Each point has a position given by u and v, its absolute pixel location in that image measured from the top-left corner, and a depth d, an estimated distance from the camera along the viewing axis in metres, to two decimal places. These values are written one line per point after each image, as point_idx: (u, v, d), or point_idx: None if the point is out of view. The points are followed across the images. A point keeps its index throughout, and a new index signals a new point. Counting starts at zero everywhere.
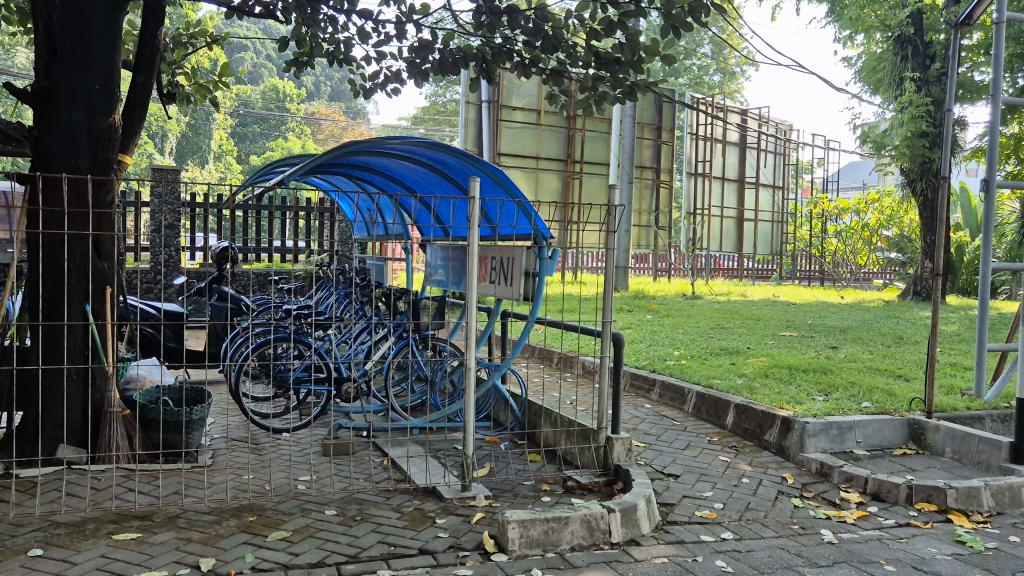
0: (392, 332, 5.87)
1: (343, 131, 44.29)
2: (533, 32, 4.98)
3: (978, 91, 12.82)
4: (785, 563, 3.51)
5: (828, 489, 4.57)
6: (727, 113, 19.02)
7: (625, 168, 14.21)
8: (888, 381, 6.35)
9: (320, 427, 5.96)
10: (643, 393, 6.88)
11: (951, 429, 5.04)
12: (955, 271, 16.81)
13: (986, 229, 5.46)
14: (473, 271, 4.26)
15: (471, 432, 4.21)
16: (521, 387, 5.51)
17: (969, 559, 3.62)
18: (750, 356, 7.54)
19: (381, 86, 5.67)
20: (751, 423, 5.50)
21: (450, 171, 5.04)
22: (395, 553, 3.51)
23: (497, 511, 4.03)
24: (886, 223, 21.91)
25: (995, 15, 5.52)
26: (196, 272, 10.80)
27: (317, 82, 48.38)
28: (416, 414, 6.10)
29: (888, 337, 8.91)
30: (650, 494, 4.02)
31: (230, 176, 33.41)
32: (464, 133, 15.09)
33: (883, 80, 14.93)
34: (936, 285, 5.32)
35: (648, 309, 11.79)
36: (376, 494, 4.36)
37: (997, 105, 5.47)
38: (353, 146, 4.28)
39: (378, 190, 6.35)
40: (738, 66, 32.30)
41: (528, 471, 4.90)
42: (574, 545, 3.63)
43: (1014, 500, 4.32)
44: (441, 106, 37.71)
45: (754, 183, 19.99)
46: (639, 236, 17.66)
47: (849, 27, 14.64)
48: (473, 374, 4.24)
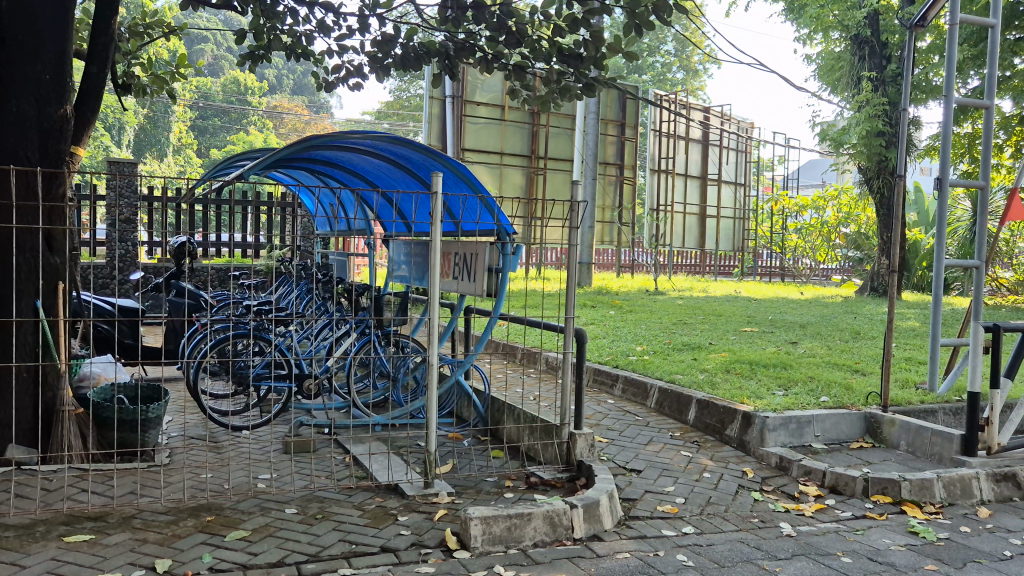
0: (354, 329, 5.81)
1: (307, 125, 43.85)
2: (496, 27, 4.97)
3: (933, 92, 13.10)
4: (744, 557, 3.56)
5: (787, 483, 4.63)
6: (691, 110, 19.19)
7: (590, 163, 14.31)
8: (846, 376, 6.46)
9: (281, 424, 5.89)
10: (607, 388, 6.91)
11: (905, 422, 5.14)
12: (910, 268, 17.22)
13: (939, 227, 5.55)
14: (436, 266, 4.23)
15: (433, 429, 4.18)
16: (484, 383, 5.52)
17: (922, 549, 3.70)
18: (712, 351, 7.61)
19: (342, 80, 5.57)
20: (712, 418, 5.55)
21: (413, 166, 5.00)
22: (357, 552, 3.48)
23: (460, 508, 4.02)
24: (844, 220, 21.42)
25: (949, 16, 5.60)
26: (154, 268, 10.59)
27: (280, 75, 47.82)
28: (379, 411, 6.06)
29: (845, 332, 9.07)
30: (612, 489, 4.04)
31: (190, 169, 32.91)
32: (428, 127, 15.03)
33: (841, 79, 15.17)
34: (892, 281, 5.38)
35: (612, 304, 11.87)
36: (337, 491, 4.33)
37: (951, 106, 5.56)
38: (314, 140, 4.23)
39: (340, 185, 6.27)
40: (701, 64, 32.64)
41: (491, 467, 4.90)
42: (537, 541, 3.63)
43: (966, 491, 4.41)
44: (406, 101, 37.72)
45: (716, 180, 20.18)
46: (603, 232, 17.77)
47: (810, 26, 14.84)
48: (436, 370, 4.20)
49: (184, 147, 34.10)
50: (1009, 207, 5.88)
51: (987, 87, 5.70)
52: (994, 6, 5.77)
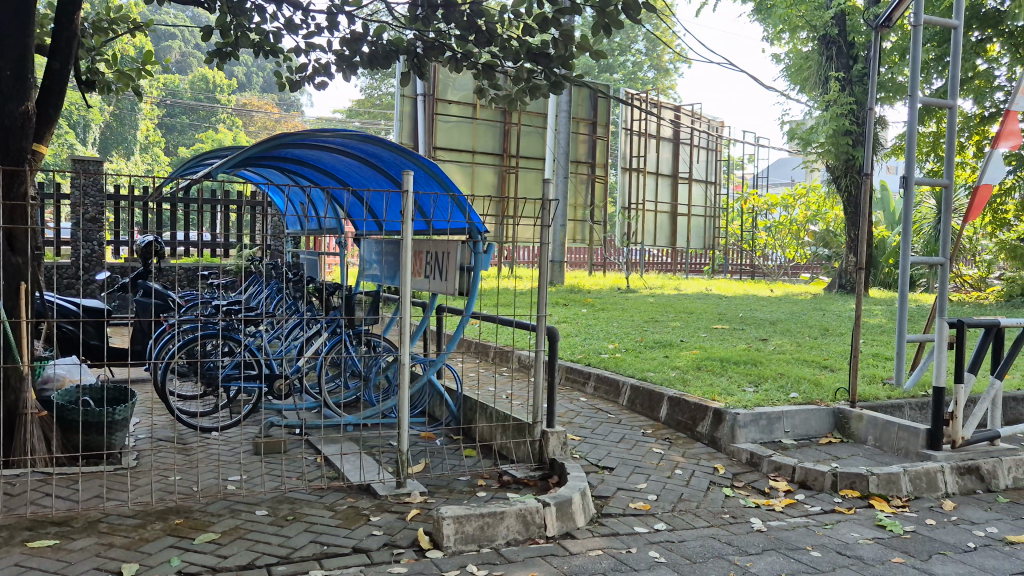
0: (325, 329, 5.77)
1: (277, 123, 43.46)
2: (466, 26, 4.96)
3: (898, 92, 13.31)
4: (716, 552, 3.58)
5: (758, 479, 4.68)
6: (661, 109, 19.30)
7: (561, 162, 14.36)
8: (815, 372, 6.53)
9: (251, 425, 5.83)
10: (579, 385, 6.92)
11: (873, 418, 5.21)
12: (877, 265, 17.49)
13: (905, 225, 5.63)
14: (408, 264, 4.20)
15: (405, 428, 4.16)
16: (457, 381, 5.51)
17: (890, 542, 3.75)
18: (683, 349, 7.66)
19: (309, 79, 5.49)
20: (684, 415, 5.59)
21: (383, 164, 4.97)
22: (329, 553, 3.46)
23: (433, 507, 4.01)
24: (812, 218, 21.70)
25: (914, 17, 5.68)
26: (120, 268, 10.43)
27: (248, 73, 47.33)
28: (351, 411, 6.03)
29: (815, 329, 9.18)
30: (585, 487, 4.05)
31: (158, 168, 32.50)
32: (399, 126, 14.98)
33: (809, 79, 15.35)
34: (859, 278, 5.43)
35: (584, 302, 11.91)
36: (309, 492, 4.29)
37: (916, 106, 5.62)
38: (284, 138, 4.19)
39: (310, 183, 6.22)
40: (671, 63, 32.91)
41: (464, 466, 4.89)
42: (510, 540, 3.62)
43: (931, 484, 4.48)
44: (377, 99, 37.66)
45: (687, 178, 20.30)
46: (575, 230, 17.82)
47: (779, 27, 15.02)
48: (408, 369, 4.18)
49: (152, 145, 33.63)
50: (972, 204, 5.98)
51: (950, 87, 5.79)
52: (957, 8, 5.85)
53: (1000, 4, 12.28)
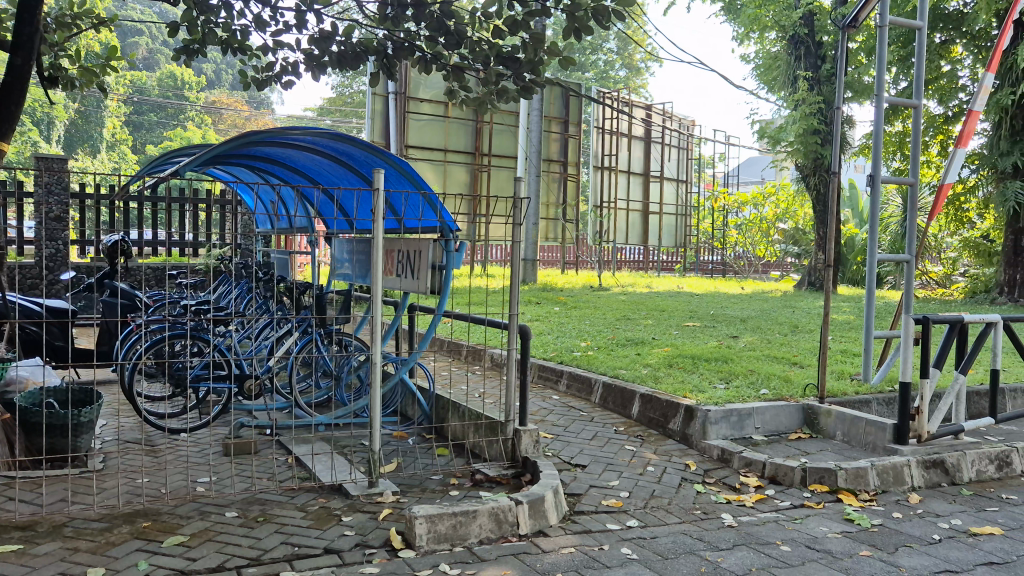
0: (296, 328, 5.73)
1: (247, 121, 43.05)
2: (436, 26, 4.94)
3: (865, 91, 13.49)
4: (687, 548, 3.61)
5: (729, 474, 4.72)
6: (632, 108, 19.40)
7: (533, 161, 14.38)
8: (785, 369, 6.60)
9: (220, 426, 5.76)
10: (551, 383, 6.93)
11: (841, 413, 5.28)
12: (845, 263, 17.74)
13: (872, 223, 5.69)
14: (380, 263, 4.18)
15: (376, 428, 4.14)
16: (429, 380, 5.50)
17: (857, 536, 3.80)
18: (655, 346, 7.70)
19: (276, 78, 5.43)
20: (655, 412, 5.62)
21: (354, 162, 4.94)
22: (300, 554, 3.43)
23: (405, 507, 3.99)
24: (782, 216, 22.02)
25: (878, 18, 5.74)
26: (86, 268, 10.26)
27: (218, 70, 46.84)
28: (322, 411, 5.99)
29: (784, 325, 9.28)
30: (557, 485, 4.06)
31: (125, 167, 32.10)
32: (371, 124, 14.91)
33: (778, 79, 15.53)
34: (828, 276, 5.48)
35: (556, 300, 11.93)
36: (280, 493, 4.26)
37: (882, 105, 5.68)
38: (253, 136, 4.15)
39: (280, 182, 6.17)
40: (643, 62, 33.11)
41: (437, 465, 4.88)
42: (482, 538, 3.62)
43: (898, 478, 4.54)
44: (348, 97, 37.47)
45: (659, 177, 20.40)
46: (547, 229, 17.83)
47: (747, 26, 15.18)
48: (380, 368, 4.16)
49: (119, 143, 33.16)
50: (937, 203, 6.06)
51: (914, 87, 5.87)
52: (921, 9, 5.92)
53: (963, 6, 12.52)
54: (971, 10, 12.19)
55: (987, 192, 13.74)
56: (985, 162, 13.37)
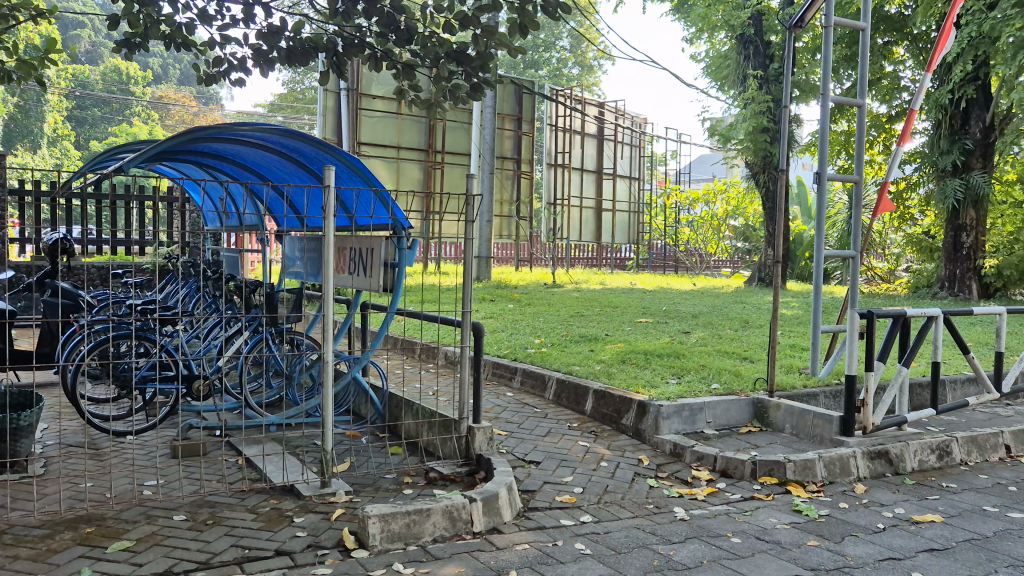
0: (246, 327, 5.64)
1: (196, 117, 42.30)
2: (386, 22, 4.89)
3: (811, 91, 13.74)
4: (640, 542, 3.64)
5: (681, 469, 4.77)
6: (586, 105, 19.48)
7: (486, 159, 14.37)
8: (735, 364, 6.69)
9: (168, 428, 5.64)
10: (505, 380, 6.93)
11: (790, 406, 5.38)
12: (794, 259, 18.13)
13: (819, 219, 5.78)
14: (331, 262, 4.13)
15: (329, 428, 4.09)
16: (382, 379, 5.48)
17: (805, 526, 3.87)
18: (608, 342, 7.75)
19: (224, 75, 5.33)
20: (608, 408, 5.66)
21: (305, 160, 4.88)
22: (251, 556, 3.38)
23: (358, 507, 3.96)
24: (733, 213, 22.86)
25: (824, 18, 5.84)
26: (27, 267, 9.95)
27: (164, 64, 45.88)
28: (274, 411, 5.91)
29: (736, 321, 9.42)
30: (511, 482, 4.06)
31: (66, 163, 31.22)
32: (322, 120, 14.75)
33: (728, 77, 15.76)
34: (778, 272, 5.54)
35: (510, 297, 11.94)
36: (230, 495, 4.19)
37: (827, 104, 5.79)
38: (198, 132, 4.06)
39: (230, 178, 6.06)
40: (595, 59, 33.32)
41: (390, 463, 4.85)
42: (436, 537, 3.61)
43: (844, 469, 4.64)
44: (299, 94, 37.02)
45: (611, 174, 20.55)
46: (501, 226, 17.83)
47: (698, 25, 15.39)
48: (331, 367, 4.11)
49: (60, 138, 32.30)
50: (881, 200, 6.19)
51: (859, 87, 5.98)
52: (864, 10, 6.04)
53: (904, 9, 12.88)
54: (914, 12, 12.50)
55: (928, 189, 14.10)
56: (926, 160, 13.76)
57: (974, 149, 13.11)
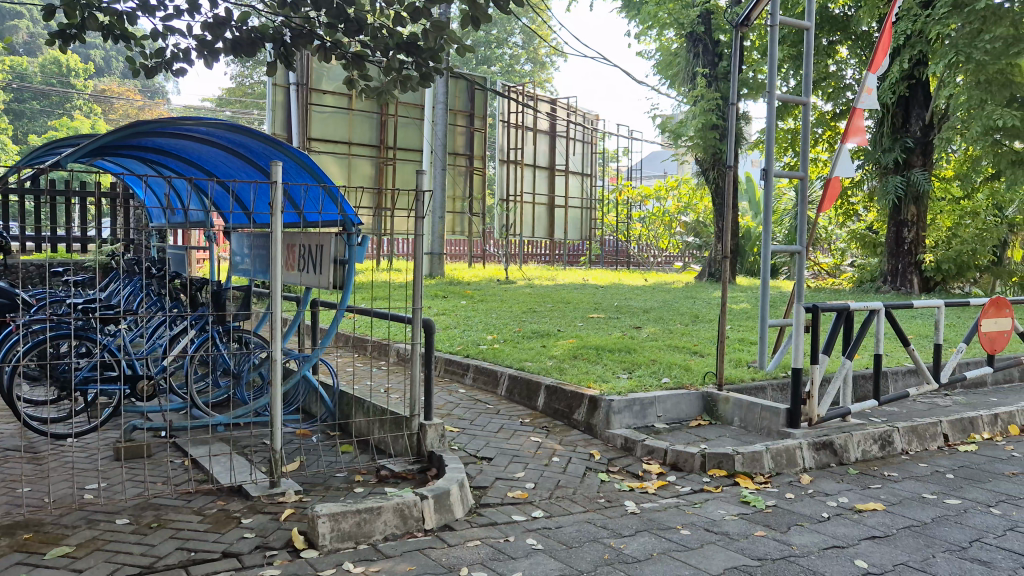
0: (192, 326, 5.52)
1: (140, 111, 41.29)
2: (335, 14, 4.82)
3: (758, 89, 13.98)
4: (591, 536, 3.66)
5: (631, 463, 4.81)
6: (538, 101, 19.51)
7: (438, 154, 14.30)
8: (685, 358, 6.77)
9: (111, 430, 5.50)
10: (458, 377, 6.91)
11: (738, 399, 5.47)
12: (743, 254, 18.50)
13: (766, 215, 5.85)
14: (279, 258, 4.06)
15: (278, 427, 4.03)
16: (333, 377, 5.42)
17: (753, 517, 3.93)
18: (560, 338, 7.78)
19: (167, 65, 5.20)
20: (560, 403, 5.69)
21: (252, 155, 4.78)
22: (197, 559, 3.31)
23: (308, 507, 3.91)
24: (684, 209, 22.97)
25: (770, 17, 5.91)
26: None
27: (107, 57, 44.75)
28: (221, 411, 5.81)
29: (685, 316, 9.55)
30: (462, 478, 4.05)
31: (3, 158, 30.23)
32: (272, 116, 14.53)
33: (678, 74, 15.96)
34: (726, 267, 5.61)
35: (463, 294, 11.91)
36: (175, 498, 4.10)
37: (773, 102, 5.87)
38: (141, 126, 3.96)
39: (174, 174, 5.92)
40: (547, 56, 33.50)
41: (340, 462, 4.80)
42: (387, 534, 3.58)
43: (791, 460, 4.73)
44: (248, 88, 36.47)
45: (564, 170, 20.65)
46: (453, 222, 17.77)
47: (648, 23, 15.50)
48: (280, 365, 4.04)
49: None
50: (825, 196, 6.30)
51: (804, 84, 6.06)
52: (809, 10, 6.13)
53: (847, 10, 13.20)
54: (857, 13, 12.77)
55: (871, 186, 14.43)
56: (869, 157, 14.07)
57: (915, 147, 13.45)
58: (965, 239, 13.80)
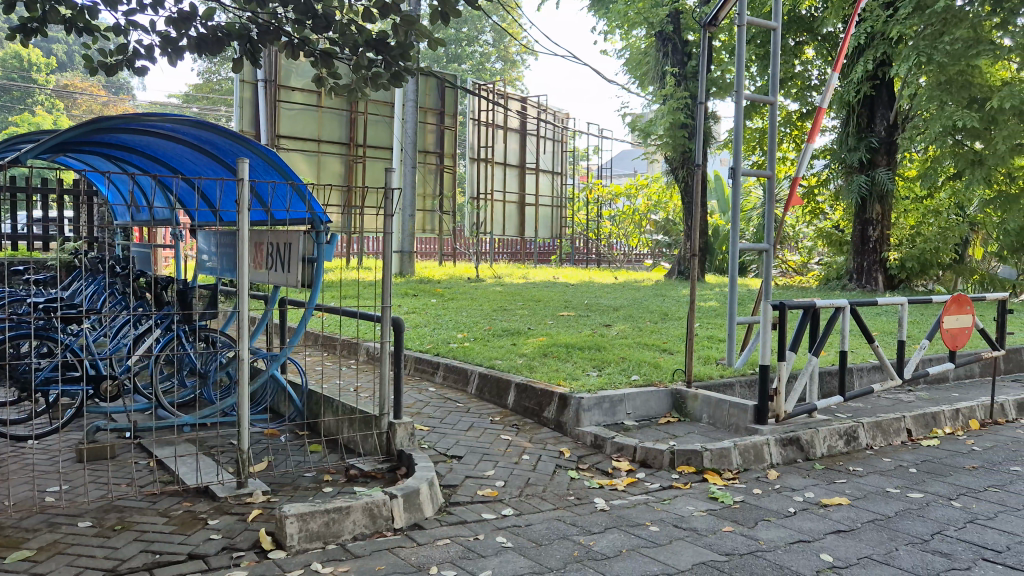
0: (157, 325, 5.44)
1: (104, 107, 40.62)
2: (303, 10, 4.77)
3: (726, 88, 14.12)
4: (561, 534, 3.67)
5: (601, 460, 4.83)
6: (508, 100, 19.52)
7: (408, 152, 14.25)
8: (654, 355, 6.81)
9: (73, 432, 5.41)
10: (427, 375, 6.89)
11: (707, 397, 5.51)
12: (712, 252, 18.68)
13: (734, 213, 5.89)
14: (246, 257, 4.01)
15: (245, 427, 3.99)
16: (301, 376, 5.38)
17: (721, 513, 3.97)
18: (530, 336, 7.79)
19: (129, 62, 5.12)
20: (530, 401, 5.69)
21: (219, 152, 4.73)
22: (162, 561, 3.27)
23: (276, 507, 3.87)
24: (654, 207, 23.17)
25: (739, 17, 5.94)
26: None
27: (70, 51, 44.00)
28: (188, 411, 5.73)
29: (655, 313, 9.60)
30: (432, 477, 4.03)
31: None
32: (240, 113, 14.38)
33: (648, 74, 16.06)
34: (695, 265, 5.64)
35: (433, 292, 11.87)
36: (140, 499, 4.05)
37: (742, 102, 5.92)
38: (104, 122, 3.91)
39: (138, 171, 5.84)
40: (518, 55, 33.54)
41: (309, 462, 4.76)
42: (356, 535, 3.56)
43: (758, 456, 4.78)
44: (216, 84, 36.05)
45: (534, 169, 20.67)
46: (424, 220, 17.72)
47: (618, 22, 15.57)
48: (247, 365, 4.00)
49: None
50: (793, 195, 6.36)
51: (772, 84, 6.11)
52: (776, 10, 6.18)
53: (813, 11, 13.36)
54: (823, 14, 12.94)
55: (836, 185, 14.63)
56: (835, 156, 14.25)
57: (879, 147, 13.64)
58: (929, 237, 13.90)
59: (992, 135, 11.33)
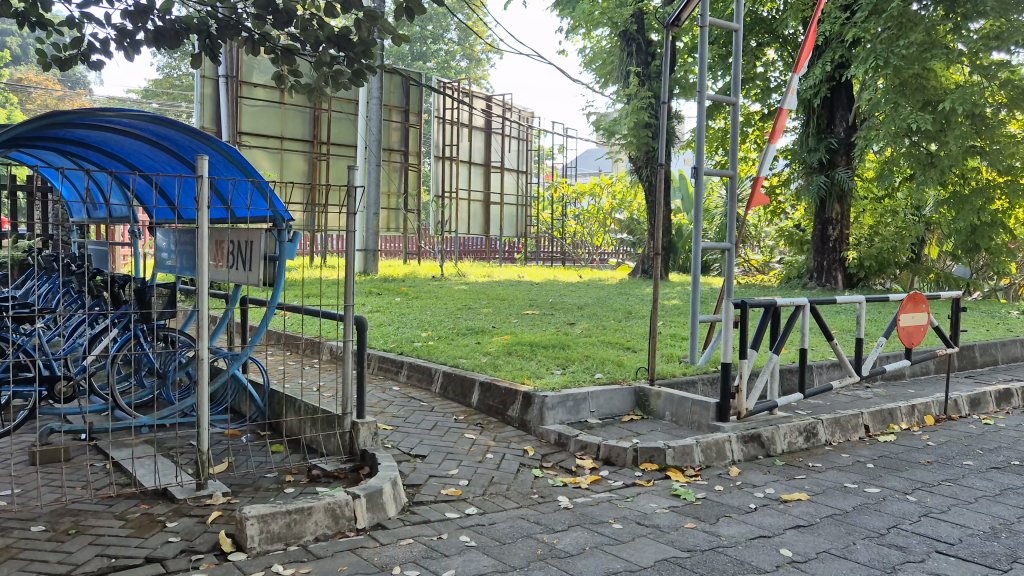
0: (114, 324, 5.32)
1: (60, 102, 39.71)
2: (263, 6, 4.71)
3: (689, 88, 14.24)
4: (524, 532, 3.66)
5: (565, 458, 4.84)
6: (473, 98, 19.48)
7: (372, 150, 14.15)
8: (618, 354, 6.84)
9: (26, 434, 5.27)
10: (391, 375, 6.84)
11: (670, 394, 5.55)
12: (675, 251, 18.82)
13: (696, 213, 5.93)
14: (206, 255, 3.95)
15: (205, 427, 3.92)
16: (262, 375, 5.31)
17: (683, 510, 3.99)
18: (495, 335, 7.78)
19: (83, 57, 5.00)
20: (495, 399, 5.69)
21: (178, 148, 4.64)
22: (118, 566, 3.20)
23: (236, 509, 3.82)
24: (618, 206, 23.31)
25: (701, 18, 5.97)
26: None
27: (24, 45, 42.94)
28: (146, 411, 5.61)
29: (619, 312, 9.65)
30: (395, 476, 4.01)
31: None
32: (200, 109, 14.17)
33: (612, 73, 16.13)
34: (658, 263, 5.67)
35: (398, 291, 11.80)
36: (95, 503, 3.95)
37: (703, 103, 5.96)
38: (58, 117, 3.81)
39: (94, 167, 5.70)
40: (484, 53, 33.51)
41: (270, 462, 4.70)
42: (318, 535, 3.52)
43: (720, 453, 4.83)
44: (176, 80, 35.43)
45: (499, 167, 20.66)
46: (388, 218, 17.62)
47: (583, 22, 15.61)
48: (207, 364, 3.93)
49: None
50: (754, 195, 6.42)
51: (733, 85, 6.16)
52: (738, 12, 6.21)
53: (774, 13, 13.52)
54: (782, 16, 13.11)
55: (797, 184, 14.84)
56: (795, 156, 14.44)
57: (839, 147, 13.87)
58: (886, 237, 14.19)
59: (946, 137, 11.57)
